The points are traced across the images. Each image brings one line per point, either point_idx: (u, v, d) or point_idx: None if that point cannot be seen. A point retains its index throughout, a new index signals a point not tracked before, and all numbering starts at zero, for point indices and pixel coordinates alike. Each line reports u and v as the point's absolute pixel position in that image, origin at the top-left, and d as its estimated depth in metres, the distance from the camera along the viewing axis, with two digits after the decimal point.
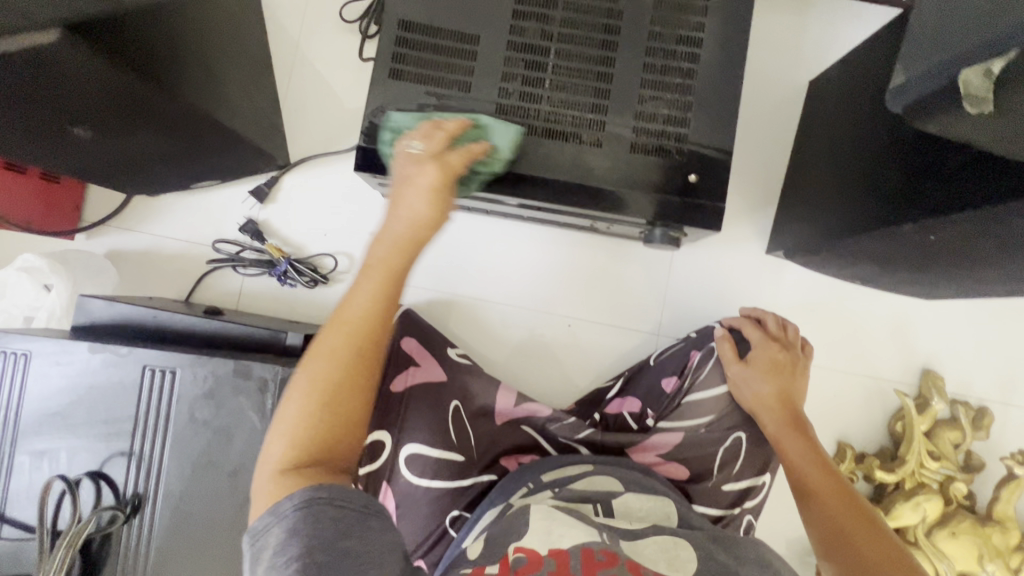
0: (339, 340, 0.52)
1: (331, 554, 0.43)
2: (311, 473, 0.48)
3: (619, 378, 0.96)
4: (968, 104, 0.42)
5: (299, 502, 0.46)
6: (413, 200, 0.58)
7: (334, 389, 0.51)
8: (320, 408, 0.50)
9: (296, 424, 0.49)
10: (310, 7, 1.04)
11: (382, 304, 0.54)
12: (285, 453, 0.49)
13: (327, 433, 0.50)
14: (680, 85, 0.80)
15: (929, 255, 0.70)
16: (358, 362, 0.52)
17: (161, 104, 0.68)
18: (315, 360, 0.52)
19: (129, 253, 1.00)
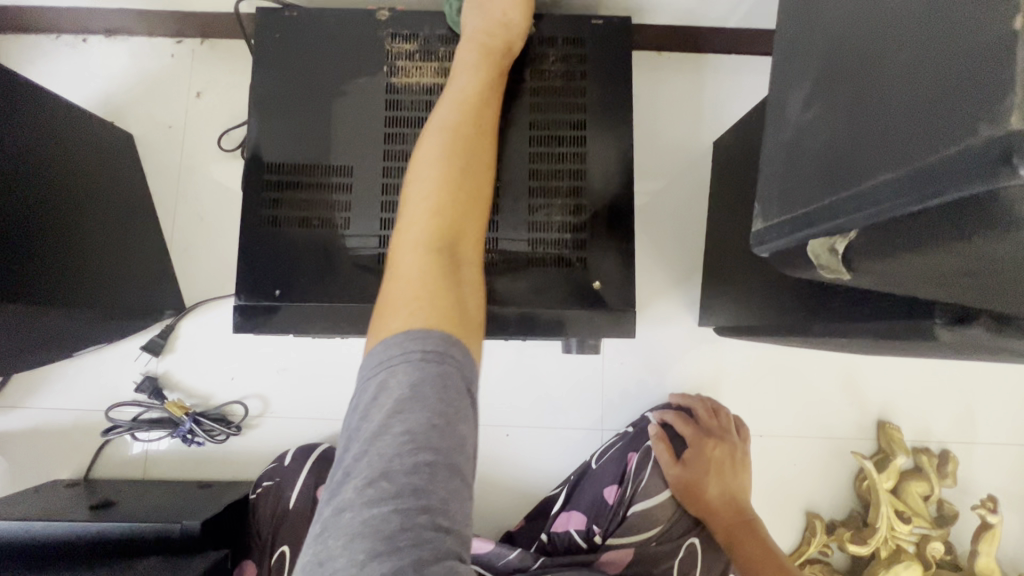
0: (455, 108, 0.67)
1: (439, 463, 0.42)
2: (445, 266, 0.53)
3: (562, 487, 0.85)
4: (827, 272, 0.45)
5: (423, 347, 0.46)
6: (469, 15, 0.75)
7: (457, 191, 0.59)
8: (445, 274, 0.52)
9: (425, 229, 0.55)
10: (187, 139, 0.99)
11: (479, 132, 0.66)
12: (422, 241, 0.54)
13: (448, 218, 0.56)
14: (569, 188, 0.77)
15: (847, 346, 0.66)
16: (472, 216, 0.59)
17: (3, 317, 0.65)
18: (415, 183, 0.60)
19: (16, 434, 0.91)
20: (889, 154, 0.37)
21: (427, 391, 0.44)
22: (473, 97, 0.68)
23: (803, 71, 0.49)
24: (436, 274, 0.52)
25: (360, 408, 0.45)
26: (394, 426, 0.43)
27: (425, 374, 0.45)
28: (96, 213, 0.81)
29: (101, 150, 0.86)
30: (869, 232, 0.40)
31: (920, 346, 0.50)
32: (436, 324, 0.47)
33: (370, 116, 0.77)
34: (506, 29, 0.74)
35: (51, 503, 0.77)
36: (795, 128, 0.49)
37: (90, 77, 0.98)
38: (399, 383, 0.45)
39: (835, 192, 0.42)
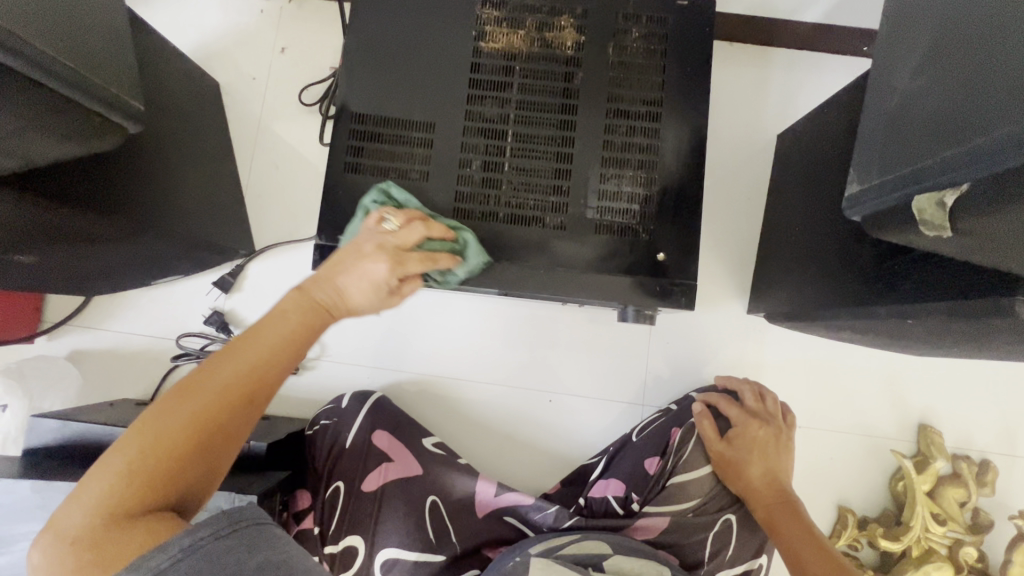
0: (222, 393, 0.49)
1: (255, 571, 0.40)
2: (153, 525, 0.43)
3: (602, 456, 0.90)
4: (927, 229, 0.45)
5: (144, 571, 0.40)
6: (348, 267, 0.58)
7: (207, 413, 0.48)
8: (132, 527, 0.42)
9: (160, 451, 0.46)
10: (269, 91, 1.04)
11: (277, 366, 0.53)
12: (111, 505, 0.43)
13: (196, 436, 0.47)
14: (641, 162, 0.79)
15: (909, 333, 0.67)
16: (193, 459, 0.47)
17: (106, 229, 0.69)
18: (141, 428, 0.46)
19: (92, 352, 0.97)
20: (997, 111, 0.39)
21: (202, 567, 0.40)
22: (262, 365, 0.52)
23: (914, 44, 0.50)
24: (190, 439, 0.47)
25: (150, 570, 0.40)
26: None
27: (192, 547, 0.41)
28: (190, 147, 0.85)
29: (197, 91, 0.91)
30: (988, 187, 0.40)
31: (998, 325, 0.51)
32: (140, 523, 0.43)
33: (453, 76, 0.80)
34: (410, 228, 0.61)
35: (127, 415, 0.83)
36: (901, 98, 0.50)
37: (185, 25, 1.04)
38: (177, 567, 0.40)
39: (941, 153, 0.43)
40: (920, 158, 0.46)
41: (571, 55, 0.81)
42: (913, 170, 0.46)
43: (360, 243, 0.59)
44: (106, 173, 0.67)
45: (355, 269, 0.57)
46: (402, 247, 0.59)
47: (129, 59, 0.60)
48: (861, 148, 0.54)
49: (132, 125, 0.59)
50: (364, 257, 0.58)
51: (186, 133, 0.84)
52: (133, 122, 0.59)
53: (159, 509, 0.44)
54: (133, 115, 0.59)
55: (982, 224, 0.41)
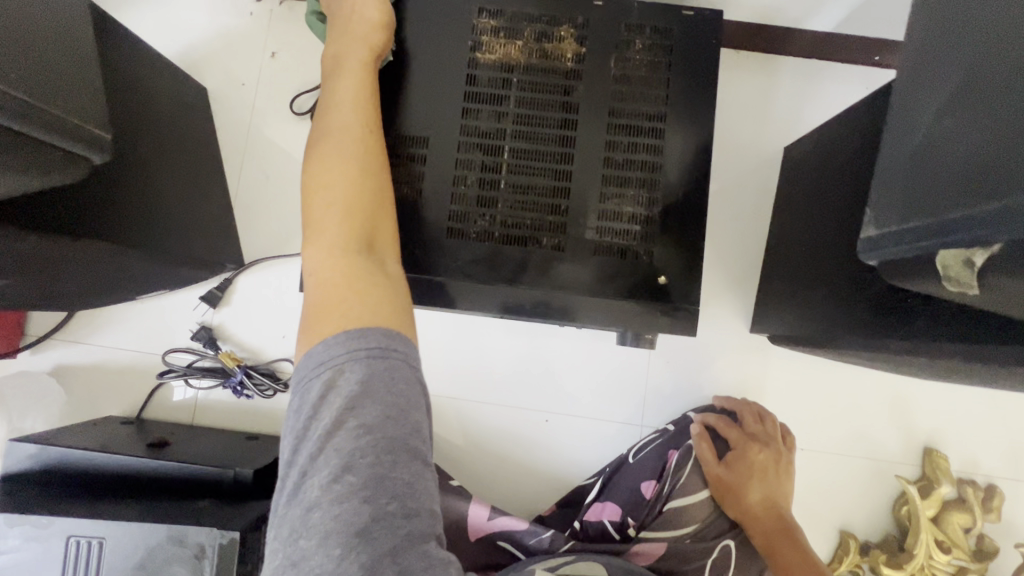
0: (345, 164, 0.59)
1: (397, 448, 0.46)
2: (361, 268, 0.54)
3: (598, 478, 0.85)
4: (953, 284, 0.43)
5: (378, 335, 0.49)
6: (338, 83, 0.67)
7: (353, 183, 0.59)
8: (357, 276, 0.53)
9: (332, 243, 0.55)
10: (258, 98, 1.00)
11: (369, 150, 0.62)
12: (322, 292, 0.53)
13: (359, 216, 0.57)
14: (643, 180, 0.76)
15: (921, 367, 0.64)
16: (369, 225, 0.58)
17: (85, 253, 0.67)
18: (319, 208, 0.57)
19: (76, 368, 0.94)
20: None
21: (379, 383, 0.47)
22: (356, 153, 0.61)
23: (936, 80, 0.47)
24: (361, 216, 0.57)
25: (319, 390, 0.47)
26: (351, 418, 0.46)
27: (375, 368, 0.47)
28: (174, 160, 0.82)
29: (183, 99, 0.88)
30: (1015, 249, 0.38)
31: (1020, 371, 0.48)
32: (359, 296, 0.51)
33: (447, 88, 0.77)
34: (371, 35, 0.70)
35: (110, 436, 0.80)
36: (925, 135, 0.48)
37: (171, 29, 1.00)
38: (350, 410, 0.46)
39: (965, 201, 0.41)
40: (944, 204, 0.43)
41: (572, 67, 0.77)
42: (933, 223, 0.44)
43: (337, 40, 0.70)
44: (85, 195, 0.64)
45: (356, 41, 0.69)
46: (385, 28, 0.71)
47: (96, 88, 0.58)
48: (883, 188, 0.51)
49: (99, 156, 0.57)
50: (343, 54, 0.68)
51: (170, 144, 0.81)
52: (101, 153, 0.56)
53: (363, 269, 0.54)
54: (102, 146, 0.56)
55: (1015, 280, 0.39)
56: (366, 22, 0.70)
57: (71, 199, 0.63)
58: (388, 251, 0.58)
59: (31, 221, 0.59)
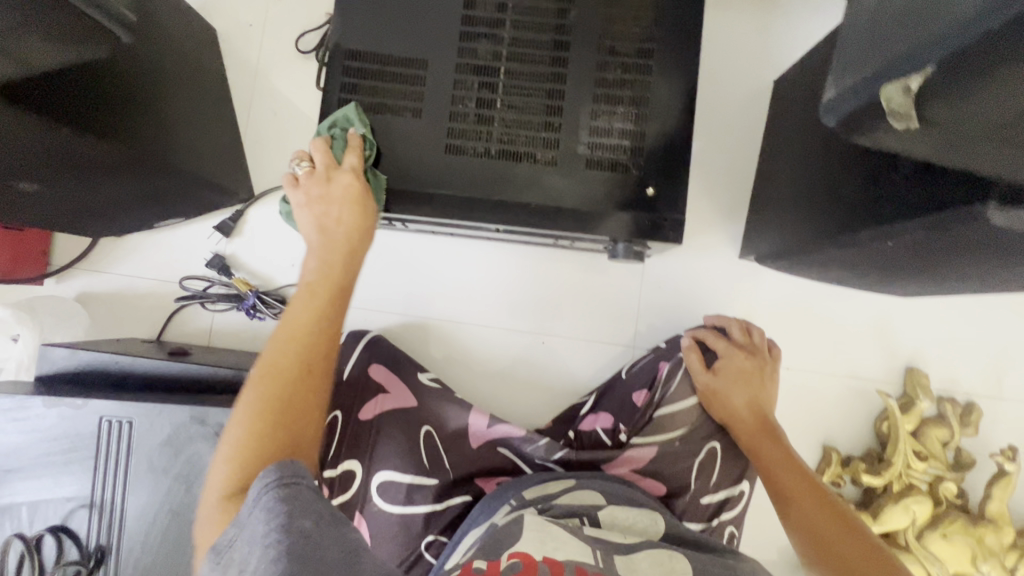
0: (280, 359, 0.57)
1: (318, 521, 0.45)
2: (281, 447, 0.51)
3: (590, 396, 0.92)
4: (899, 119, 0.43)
5: (285, 470, 0.47)
6: (335, 212, 0.72)
7: (285, 386, 0.55)
8: (265, 445, 0.51)
9: (247, 427, 0.52)
10: (265, 39, 1.04)
11: (314, 328, 0.60)
12: (242, 444, 0.51)
13: (285, 413, 0.53)
14: (633, 99, 0.79)
15: (893, 262, 0.68)
16: (306, 432, 0.55)
17: (116, 157, 0.72)
18: (250, 390, 0.55)
19: (99, 294, 1.00)
20: None
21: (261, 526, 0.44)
22: (306, 327, 0.60)
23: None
24: (280, 418, 0.53)
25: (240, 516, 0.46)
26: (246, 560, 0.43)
27: (285, 497, 0.46)
28: (187, 86, 0.86)
29: (194, 33, 0.92)
30: (949, 66, 0.38)
31: (973, 235, 0.51)
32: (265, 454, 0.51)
33: (446, 13, 0.80)
34: (335, 179, 0.74)
35: (133, 348, 0.86)
36: None
37: None
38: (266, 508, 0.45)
39: (901, 42, 0.42)
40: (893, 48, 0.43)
41: None
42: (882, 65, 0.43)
43: (315, 184, 0.74)
44: (119, 106, 0.69)
45: (343, 207, 0.72)
46: (364, 193, 0.74)
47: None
48: (841, 58, 0.51)
49: (127, 35, 0.61)
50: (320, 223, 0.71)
51: (182, 71, 0.85)
52: (126, 31, 0.61)
53: (280, 446, 0.52)
54: (127, 25, 0.60)
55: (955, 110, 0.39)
56: (337, 181, 0.74)
57: (107, 105, 0.68)
58: (307, 458, 0.54)
59: (78, 120, 0.64)
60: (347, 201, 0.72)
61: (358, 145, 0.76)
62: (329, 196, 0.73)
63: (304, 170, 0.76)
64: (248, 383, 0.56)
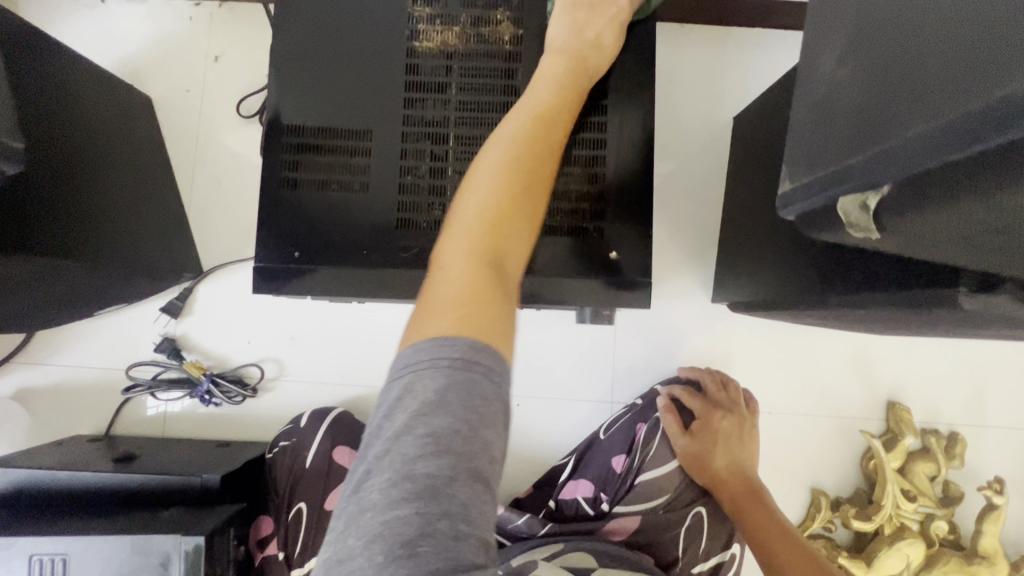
0: (521, 147, 0.54)
1: (459, 467, 0.38)
2: (488, 292, 0.44)
3: (571, 456, 0.88)
4: (855, 231, 0.43)
5: (440, 345, 0.41)
6: (539, 86, 0.64)
7: (518, 170, 0.52)
8: (471, 300, 0.44)
9: (468, 249, 0.47)
10: (204, 103, 0.98)
11: (544, 153, 0.55)
12: (464, 272, 0.46)
13: (491, 238, 0.48)
14: (589, 157, 0.76)
15: (863, 323, 0.65)
16: (519, 236, 0.50)
17: (34, 267, 0.68)
18: (459, 208, 0.50)
19: (40, 390, 0.93)
20: (914, 106, 0.36)
21: (457, 398, 0.39)
22: (541, 144, 0.56)
23: (835, 22, 0.46)
24: (495, 217, 0.48)
25: (419, 395, 0.40)
26: (421, 424, 0.38)
27: (452, 381, 0.40)
28: (113, 169, 0.80)
29: (123, 109, 0.86)
30: (910, 189, 0.37)
31: (946, 315, 0.48)
32: (461, 329, 0.42)
33: (388, 79, 0.77)
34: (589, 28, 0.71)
35: (74, 455, 0.80)
36: (829, 87, 0.46)
37: (108, 38, 0.98)
38: (443, 375, 0.40)
39: (853, 151, 0.41)
40: (844, 152, 0.42)
41: (510, 49, 0.77)
42: (833, 165, 0.43)
43: (551, 60, 0.68)
44: (27, 216, 0.65)
45: (545, 79, 0.65)
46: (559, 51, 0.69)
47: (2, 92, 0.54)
48: (792, 142, 0.49)
49: (13, 166, 0.53)
50: (546, 75, 0.66)
51: (107, 155, 0.80)
52: (12, 163, 0.52)
53: (487, 295, 0.44)
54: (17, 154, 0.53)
55: (908, 222, 0.39)
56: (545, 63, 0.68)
57: (12, 220, 0.63)
58: (517, 271, 0.48)
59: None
60: (555, 78, 0.66)
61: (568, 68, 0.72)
62: (540, 76, 0.66)
63: (544, 57, 0.71)
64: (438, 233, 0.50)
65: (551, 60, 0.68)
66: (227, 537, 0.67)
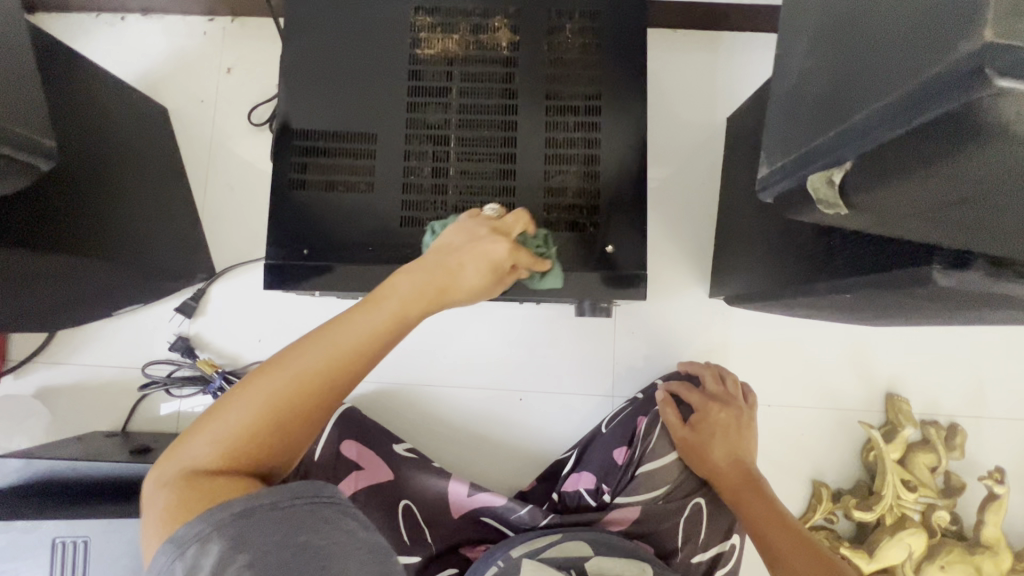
0: (331, 353, 0.47)
1: (291, 538, 0.40)
2: (197, 491, 0.42)
3: (573, 451, 0.91)
4: (826, 206, 0.45)
5: (188, 528, 0.40)
6: (462, 257, 0.54)
7: (336, 361, 0.47)
8: (189, 506, 0.41)
9: (219, 446, 0.44)
10: (217, 113, 1.03)
11: (385, 338, 0.50)
12: (196, 464, 0.44)
13: (271, 423, 0.45)
14: (584, 156, 0.79)
15: (852, 310, 0.67)
16: (302, 421, 0.46)
17: (54, 264, 0.71)
18: (276, 363, 0.47)
19: (59, 388, 0.97)
20: (880, 83, 0.38)
21: (233, 507, 0.40)
22: (367, 344, 0.49)
23: (809, 19, 0.49)
24: (296, 403, 0.46)
25: (202, 573, 0.38)
26: (214, 549, 0.39)
27: (239, 520, 0.40)
28: (133, 176, 0.85)
29: (141, 117, 0.90)
30: (868, 160, 0.40)
31: (924, 295, 0.51)
32: (186, 512, 0.41)
33: (392, 85, 0.80)
34: (516, 214, 0.59)
35: (94, 448, 0.83)
36: (800, 78, 0.49)
37: (128, 53, 1.04)
38: (227, 533, 0.39)
39: (829, 129, 0.43)
40: (822, 133, 0.44)
41: (508, 55, 0.81)
42: (807, 154, 0.45)
43: (473, 223, 0.58)
44: (43, 214, 0.68)
45: (472, 247, 0.55)
46: (506, 231, 0.57)
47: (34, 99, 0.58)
48: (768, 132, 0.52)
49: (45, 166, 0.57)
50: (471, 234, 0.56)
51: (127, 162, 0.84)
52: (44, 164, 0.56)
53: (242, 472, 0.44)
54: (47, 153, 0.56)
55: (887, 198, 0.40)
56: (502, 224, 0.57)
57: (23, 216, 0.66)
58: (273, 465, 0.46)
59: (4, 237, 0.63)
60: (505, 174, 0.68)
61: (524, 218, 0.59)
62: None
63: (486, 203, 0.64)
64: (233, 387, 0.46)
65: (501, 245, 0.55)
66: None
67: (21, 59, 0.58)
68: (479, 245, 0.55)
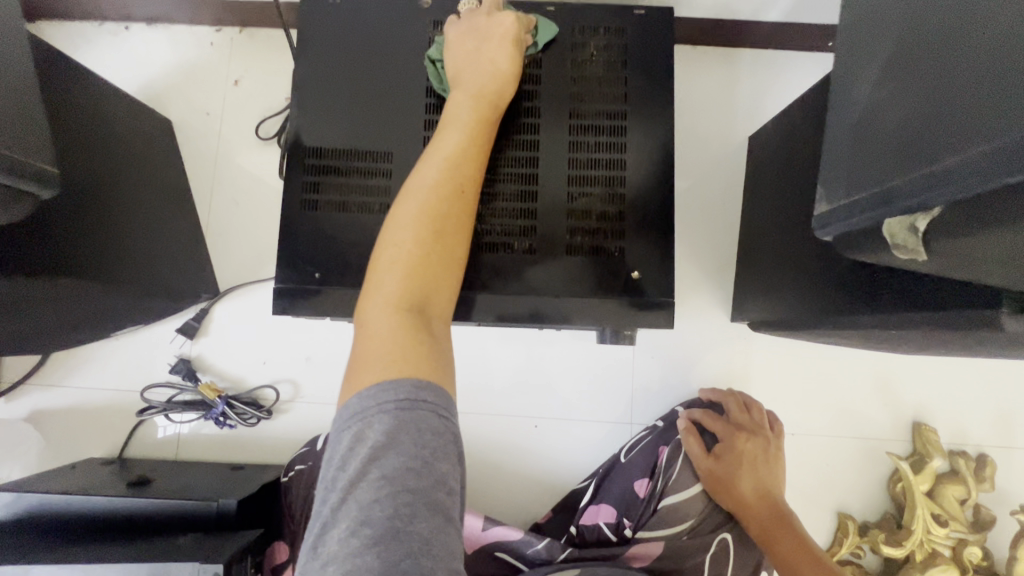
0: (440, 177, 0.58)
1: (418, 500, 0.41)
2: (407, 328, 0.49)
3: (590, 480, 0.85)
4: (903, 254, 0.43)
5: (393, 394, 0.45)
6: (484, 49, 0.71)
7: (446, 196, 0.58)
8: (403, 335, 0.49)
9: (389, 297, 0.51)
10: (223, 126, 1.00)
11: (470, 158, 0.62)
12: (392, 302, 0.51)
13: (433, 241, 0.55)
14: (608, 178, 0.76)
15: (892, 344, 0.64)
16: (455, 249, 0.56)
17: (42, 287, 0.67)
18: (399, 214, 0.56)
19: (52, 412, 0.92)
20: (971, 129, 0.36)
21: (406, 436, 0.43)
22: (465, 163, 0.61)
23: (875, 46, 0.46)
24: (431, 235, 0.55)
25: (359, 455, 0.43)
26: (374, 468, 0.42)
27: (400, 419, 0.44)
28: (137, 193, 0.81)
29: (145, 131, 0.87)
30: (965, 211, 0.37)
31: (984, 337, 0.48)
32: (402, 364, 0.46)
33: (409, 102, 0.77)
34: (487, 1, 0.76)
35: (90, 479, 0.78)
36: (865, 109, 0.47)
37: (132, 63, 1.00)
38: (381, 422, 0.44)
39: (905, 170, 0.41)
40: (891, 176, 0.42)
41: (530, 71, 0.78)
42: (879, 192, 0.43)
43: (471, 19, 0.74)
44: (30, 233, 0.64)
45: (496, 45, 0.72)
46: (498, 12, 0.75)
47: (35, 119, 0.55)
48: (828, 160, 0.50)
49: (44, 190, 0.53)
50: (479, 30, 0.73)
51: (130, 179, 0.80)
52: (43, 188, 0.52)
53: (416, 315, 0.50)
54: (47, 176, 0.53)
55: (967, 246, 0.38)
56: (496, 19, 0.73)
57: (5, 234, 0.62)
58: (442, 310, 0.54)
59: None
60: (504, 43, 0.72)
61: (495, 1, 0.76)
62: (489, 38, 0.72)
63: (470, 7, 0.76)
64: (373, 254, 0.55)
65: (501, 23, 0.73)
66: (244, 565, 0.66)
67: (23, 77, 0.54)
68: (500, 41, 0.72)
